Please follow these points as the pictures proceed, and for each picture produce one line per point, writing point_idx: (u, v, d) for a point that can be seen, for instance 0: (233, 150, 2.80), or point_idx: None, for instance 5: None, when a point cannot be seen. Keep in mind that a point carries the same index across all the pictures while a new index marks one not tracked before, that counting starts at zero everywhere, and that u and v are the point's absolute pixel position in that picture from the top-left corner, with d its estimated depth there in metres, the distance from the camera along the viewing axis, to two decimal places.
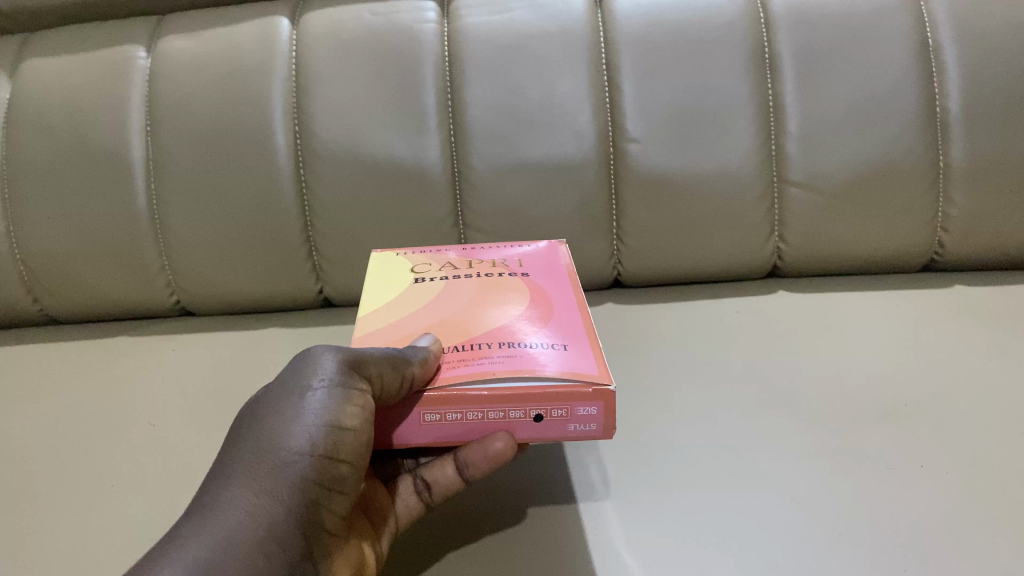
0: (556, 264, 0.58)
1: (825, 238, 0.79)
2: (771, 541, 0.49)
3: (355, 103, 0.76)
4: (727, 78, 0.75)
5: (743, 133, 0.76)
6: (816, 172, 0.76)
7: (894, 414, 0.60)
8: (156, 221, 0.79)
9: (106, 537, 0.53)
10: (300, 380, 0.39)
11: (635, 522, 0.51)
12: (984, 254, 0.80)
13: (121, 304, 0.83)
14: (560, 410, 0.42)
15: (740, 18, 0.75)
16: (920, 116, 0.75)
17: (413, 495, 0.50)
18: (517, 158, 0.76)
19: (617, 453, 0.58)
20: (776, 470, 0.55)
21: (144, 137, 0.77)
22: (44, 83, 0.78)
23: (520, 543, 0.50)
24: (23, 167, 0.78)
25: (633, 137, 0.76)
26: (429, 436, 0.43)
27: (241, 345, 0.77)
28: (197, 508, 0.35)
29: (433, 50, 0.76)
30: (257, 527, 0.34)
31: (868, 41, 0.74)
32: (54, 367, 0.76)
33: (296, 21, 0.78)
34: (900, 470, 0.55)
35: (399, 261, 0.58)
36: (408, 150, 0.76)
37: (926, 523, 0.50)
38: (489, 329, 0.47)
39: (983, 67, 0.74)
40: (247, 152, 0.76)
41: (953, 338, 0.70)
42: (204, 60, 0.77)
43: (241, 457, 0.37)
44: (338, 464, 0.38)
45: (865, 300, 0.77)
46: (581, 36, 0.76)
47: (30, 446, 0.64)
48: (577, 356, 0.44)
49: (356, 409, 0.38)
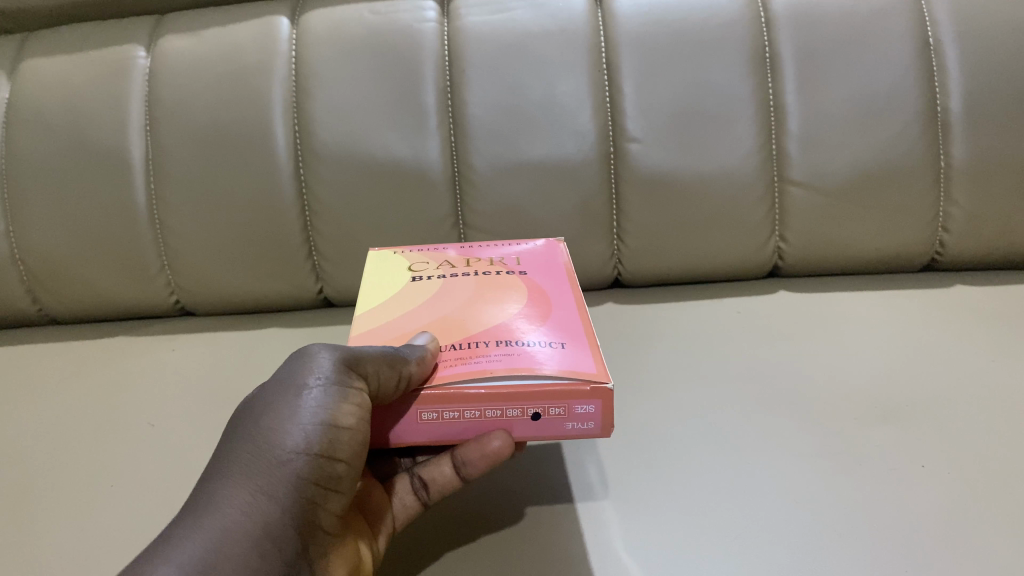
0: (555, 262, 0.58)
1: (825, 237, 0.79)
2: (771, 542, 0.49)
3: (355, 102, 0.76)
4: (727, 77, 0.75)
5: (743, 132, 0.76)
6: (817, 171, 0.76)
7: (895, 414, 0.60)
8: (155, 221, 0.79)
9: (104, 537, 0.53)
10: (296, 378, 0.39)
11: (634, 522, 0.51)
12: (986, 254, 0.80)
13: (121, 304, 0.83)
14: (558, 408, 0.42)
15: (741, 18, 0.75)
16: (922, 115, 0.74)
17: (410, 494, 0.50)
18: (517, 157, 0.76)
19: (616, 453, 0.58)
20: (777, 470, 0.55)
21: (144, 137, 0.77)
22: (44, 83, 0.78)
23: (518, 543, 0.50)
24: (22, 166, 0.78)
25: (633, 136, 0.76)
26: (426, 435, 0.43)
27: (241, 345, 0.77)
28: (190, 507, 0.35)
29: (432, 49, 0.76)
30: (252, 526, 0.34)
31: (869, 40, 0.74)
32: (54, 367, 0.76)
33: (295, 21, 0.78)
34: (901, 471, 0.54)
35: (397, 260, 0.58)
36: (408, 150, 0.76)
37: (928, 523, 0.50)
38: (486, 327, 0.47)
39: (985, 66, 0.73)
40: (246, 152, 0.76)
41: (954, 338, 0.69)
42: (203, 60, 0.77)
43: (237, 455, 0.36)
44: (334, 463, 0.38)
45: (866, 300, 0.77)
46: (581, 36, 0.76)
47: (30, 446, 0.64)
48: (575, 354, 0.44)
49: (353, 408, 0.38)
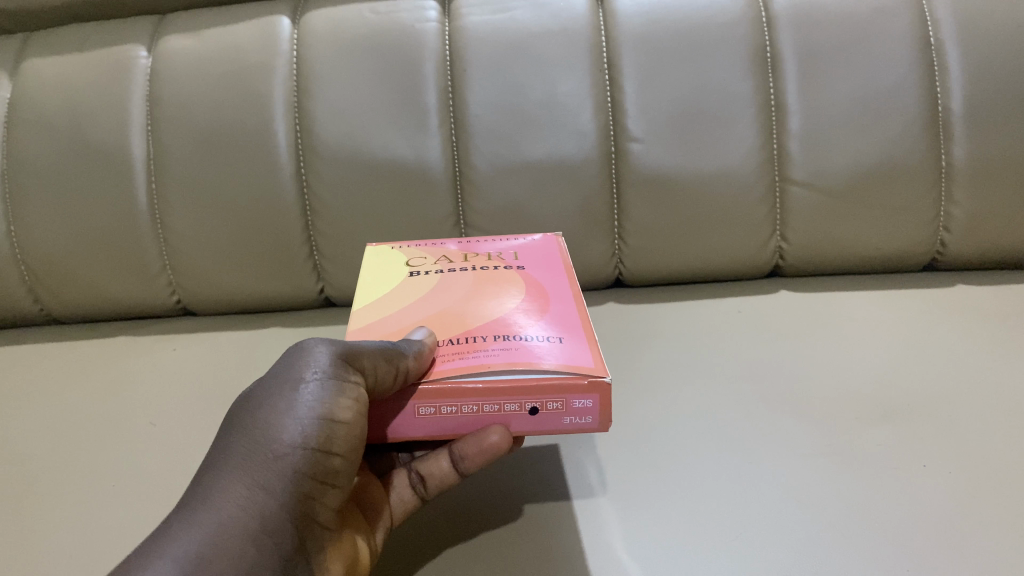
0: (553, 257, 0.58)
1: (826, 237, 0.78)
2: (772, 542, 0.49)
3: (356, 102, 0.76)
4: (727, 76, 0.75)
5: (744, 131, 0.75)
6: (818, 170, 0.76)
7: (896, 413, 0.60)
8: (156, 221, 0.79)
9: (103, 536, 0.53)
10: (294, 372, 0.39)
11: (633, 521, 0.51)
12: (988, 254, 0.79)
13: (122, 304, 0.83)
14: (555, 403, 0.42)
15: (741, 17, 0.75)
16: (923, 114, 0.74)
17: (408, 489, 0.50)
18: (517, 156, 0.76)
19: (614, 451, 0.57)
20: (778, 470, 0.55)
21: (144, 137, 0.78)
22: (46, 83, 0.78)
23: (516, 541, 0.49)
24: (23, 165, 0.78)
25: (633, 136, 0.76)
26: (424, 430, 0.43)
27: (241, 344, 0.77)
28: (187, 501, 0.35)
29: (433, 49, 0.76)
30: (250, 520, 0.34)
31: (870, 40, 0.74)
32: (55, 366, 0.76)
33: (296, 21, 0.78)
34: (902, 470, 0.54)
35: (394, 256, 0.58)
36: (408, 149, 0.76)
37: (930, 523, 0.50)
38: (484, 322, 0.47)
39: (987, 65, 0.73)
40: (247, 151, 0.76)
41: (956, 337, 0.69)
42: (204, 60, 0.77)
43: (234, 450, 0.36)
44: (331, 457, 0.38)
45: (867, 300, 0.77)
46: (582, 35, 0.76)
47: (30, 445, 0.64)
48: (573, 349, 0.44)
49: (350, 402, 0.38)
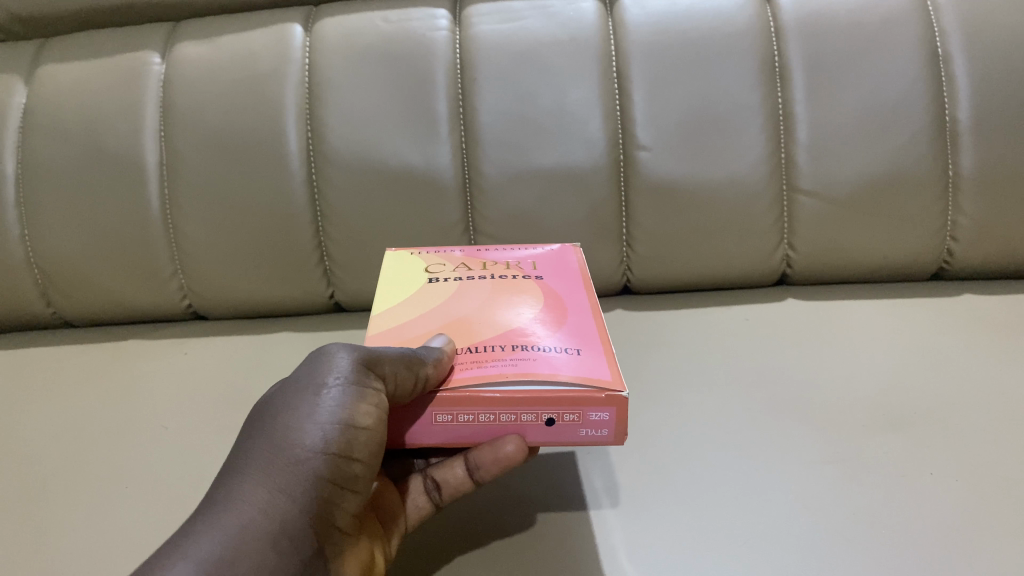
0: (569, 268, 0.58)
1: (834, 248, 0.79)
2: (780, 547, 0.49)
3: (367, 109, 0.76)
4: (736, 87, 0.75)
5: (753, 141, 0.76)
6: (827, 180, 0.76)
7: (903, 421, 0.60)
8: (168, 225, 0.80)
9: (114, 541, 0.53)
10: (315, 377, 0.39)
11: (643, 528, 0.51)
12: (992, 264, 0.80)
13: (133, 309, 0.84)
14: (572, 415, 0.42)
15: (750, 27, 0.76)
16: (930, 126, 0.75)
17: (423, 496, 0.50)
18: (526, 164, 0.77)
19: (626, 460, 0.58)
20: (787, 476, 0.55)
21: (157, 141, 0.78)
22: (61, 87, 0.79)
23: (528, 550, 0.50)
24: (36, 168, 0.79)
25: (643, 145, 0.76)
26: (441, 436, 0.43)
27: (252, 349, 0.78)
28: (209, 503, 0.35)
29: (445, 57, 0.77)
30: (269, 523, 0.34)
31: (878, 51, 0.74)
32: (65, 369, 0.77)
33: (308, 29, 0.79)
34: (910, 479, 0.54)
35: (413, 261, 0.58)
36: (419, 156, 0.76)
37: (934, 529, 0.50)
38: (501, 331, 0.47)
39: (994, 76, 0.74)
40: (259, 156, 0.77)
41: (962, 346, 0.69)
42: (218, 66, 0.78)
43: (256, 454, 0.37)
44: (351, 462, 0.38)
45: (875, 309, 0.77)
46: (593, 45, 0.76)
47: (43, 448, 0.64)
48: (590, 361, 0.44)
49: (370, 408, 0.39)
